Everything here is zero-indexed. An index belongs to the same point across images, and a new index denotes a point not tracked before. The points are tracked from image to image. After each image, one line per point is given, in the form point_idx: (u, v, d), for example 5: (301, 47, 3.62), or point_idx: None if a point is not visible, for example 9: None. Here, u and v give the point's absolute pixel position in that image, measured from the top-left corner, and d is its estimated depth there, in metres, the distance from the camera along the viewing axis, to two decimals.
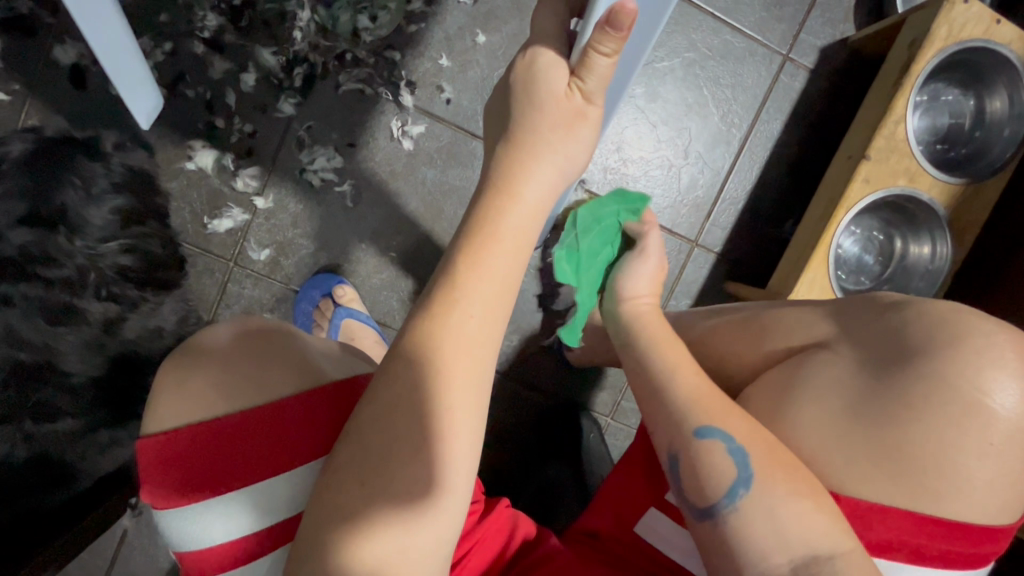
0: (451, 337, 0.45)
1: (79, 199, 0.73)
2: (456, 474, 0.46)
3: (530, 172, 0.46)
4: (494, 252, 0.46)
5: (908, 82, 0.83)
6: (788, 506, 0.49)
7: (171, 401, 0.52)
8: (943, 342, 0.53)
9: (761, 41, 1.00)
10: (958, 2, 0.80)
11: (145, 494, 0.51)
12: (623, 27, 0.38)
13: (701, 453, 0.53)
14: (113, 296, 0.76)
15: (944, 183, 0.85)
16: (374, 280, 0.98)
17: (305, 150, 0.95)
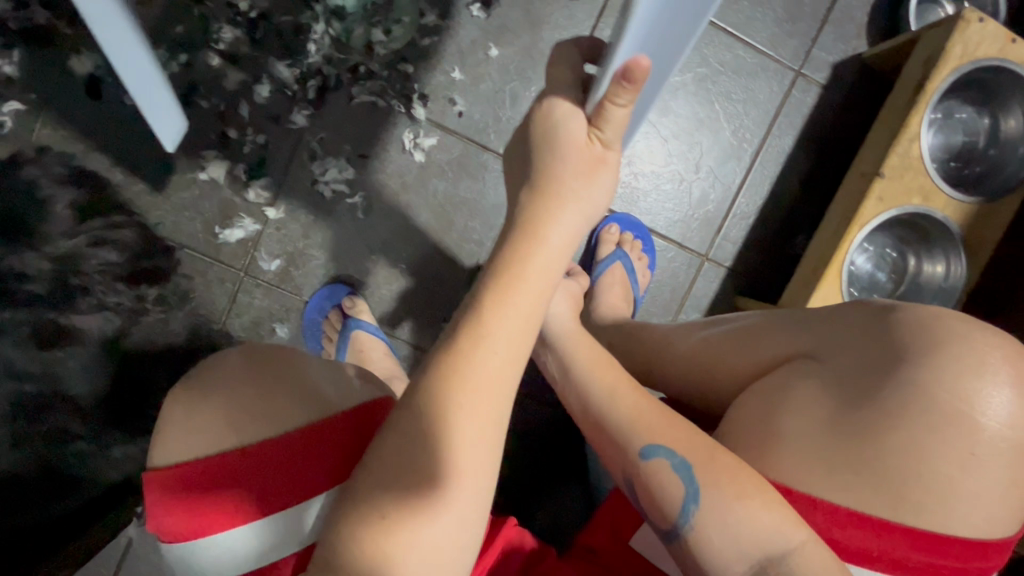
0: (477, 374, 0.45)
1: (32, 209, 0.84)
2: (466, 498, 0.45)
3: (555, 218, 0.46)
4: (519, 293, 0.46)
5: (922, 100, 0.83)
6: (743, 511, 0.49)
7: (181, 434, 0.53)
8: (925, 346, 0.52)
9: (773, 56, 1.00)
10: (973, 21, 0.80)
11: (153, 526, 0.51)
12: (639, 82, 0.38)
13: (648, 473, 0.53)
14: (101, 304, 0.87)
15: (959, 202, 0.85)
16: (384, 291, 0.98)
17: (317, 162, 0.95)
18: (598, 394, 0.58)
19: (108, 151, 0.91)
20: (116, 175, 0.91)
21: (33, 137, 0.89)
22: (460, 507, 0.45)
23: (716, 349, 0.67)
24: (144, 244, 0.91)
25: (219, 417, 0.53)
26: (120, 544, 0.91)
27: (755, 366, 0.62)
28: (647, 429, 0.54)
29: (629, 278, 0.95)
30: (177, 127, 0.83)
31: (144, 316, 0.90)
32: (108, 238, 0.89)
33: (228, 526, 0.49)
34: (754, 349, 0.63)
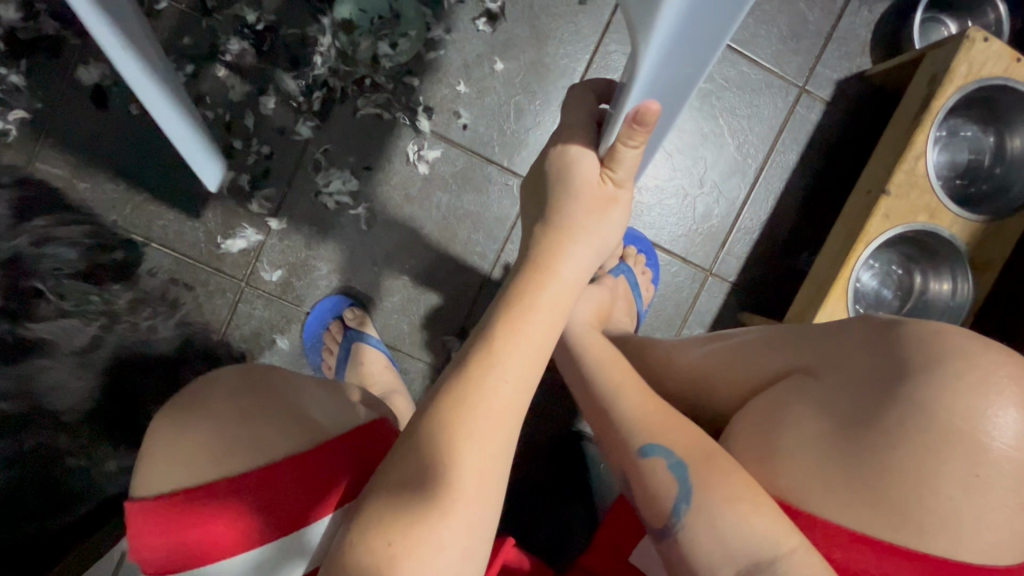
0: (481, 398, 0.45)
1: None
2: (454, 522, 0.43)
3: (568, 252, 0.47)
4: (531, 320, 0.46)
5: (927, 119, 0.83)
6: (733, 513, 0.48)
7: (161, 463, 0.50)
8: (925, 364, 0.50)
9: (778, 73, 1.00)
10: (977, 41, 0.80)
11: (136, 556, 0.50)
12: (649, 124, 0.39)
13: (645, 469, 0.54)
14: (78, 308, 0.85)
15: (965, 220, 0.84)
16: (386, 303, 0.98)
17: (322, 173, 0.95)
18: (620, 402, 0.58)
19: (112, 160, 0.91)
20: (120, 183, 0.92)
21: (38, 145, 0.89)
22: (466, 540, 0.43)
23: (716, 363, 0.67)
24: (100, 241, 0.90)
25: (219, 433, 0.51)
26: None
27: (756, 380, 0.61)
28: (649, 429, 0.55)
29: (633, 293, 0.93)
30: (216, 168, 0.87)
31: (117, 321, 0.88)
32: (61, 241, 0.86)
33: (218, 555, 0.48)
34: (752, 365, 0.62)
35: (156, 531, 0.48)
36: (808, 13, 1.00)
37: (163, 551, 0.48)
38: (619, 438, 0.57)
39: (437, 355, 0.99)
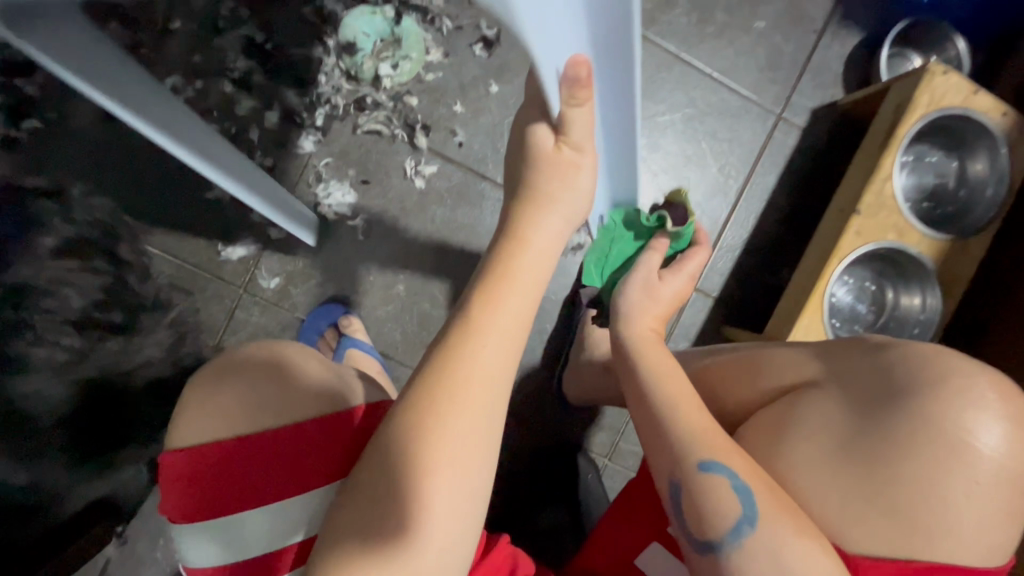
0: (468, 371, 0.50)
1: (16, 229, 0.66)
2: (442, 484, 0.49)
3: (538, 222, 0.49)
4: (507, 290, 0.50)
5: (893, 144, 0.88)
6: (800, 548, 0.48)
7: (191, 420, 0.58)
8: (926, 381, 0.51)
9: (756, 100, 1.07)
10: (938, 73, 0.86)
11: (169, 504, 0.57)
12: (584, 75, 0.40)
13: (700, 488, 0.52)
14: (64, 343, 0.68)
15: (931, 238, 0.89)
16: (379, 312, 1.01)
17: (322, 185, 0.99)
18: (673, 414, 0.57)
19: (118, 169, 0.95)
20: (125, 191, 0.95)
21: (48, 152, 0.93)
22: (463, 504, 0.50)
23: (721, 376, 0.68)
24: (109, 294, 0.74)
25: (240, 401, 0.58)
26: (100, 561, 0.98)
27: (764, 393, 0.62)
28: (705, 442, 0.53)
29: None
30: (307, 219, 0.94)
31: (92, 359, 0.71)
32: (68, 279, 0.69)
33: (241, 507, 0.55)
34: (759, 377, 0.64)
35: (176, 482, 0.57)
36: (784, 46, 1.07)
37: (181, 501, 0.57)
38: (670, 449, 0.55)
39: None
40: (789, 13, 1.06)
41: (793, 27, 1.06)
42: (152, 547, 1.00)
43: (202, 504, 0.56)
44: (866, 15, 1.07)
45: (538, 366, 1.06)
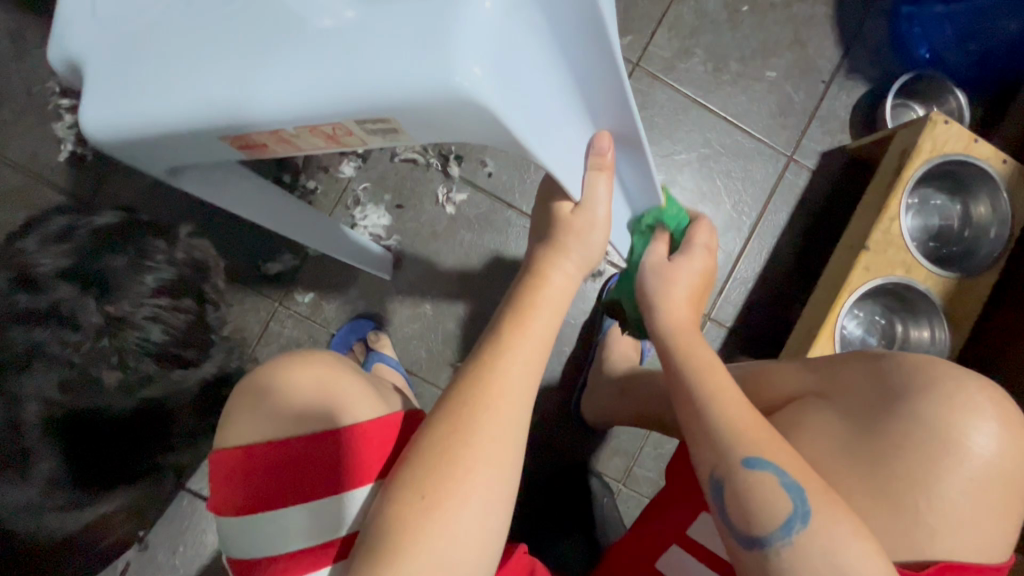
0: (498, 378, 0.53)
1: (125, 266, 0.65)
2: (471, 476, 0.51)
3: (558, 263, 0.55)
4: (536, 313, 0.55)
5: (898, 186, 0.94)
6: (859, 548, 0.46)
7: (240, 423, 0.63)
8: (919, 386, 0.54)
9: (768, 143, 1.14)
10: (939, 122, 0.92)
11: (214, 500, 0.61)
12: (603, 148, 0.50)
13: (751, 485, 0.50)
14: (127, 368, 0.67)
15: (938, 276, 0.93)
16: (406, 329, 1.06)
17: (359, 208, 1.06)
18: (712, 406, 0.54)
19: (172, 188, 1.02)
20: (177, 206, 1.02)
21: (111, 168, 1.01)
22: (486, 497, 0.51)
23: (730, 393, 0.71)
24: (187, 335, 0.73)
25: (281, 404, 0.63)
26: (119, 565, 1.00)
27: (771, 407, 0.66)
28: (749, 438, 0.51)
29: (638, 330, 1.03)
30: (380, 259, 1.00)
31: (153, 382, 0.72)
32: (156, 315, 0.67)
33: (282, 508, 0.59)
34: (763, 393, 0.67)
35: (219, 482, 0.61)
36: (793, 94, 1.14)
37: (222, 500, 0.60)
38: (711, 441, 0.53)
39: None
40: (799, 64, 1.14)
41: (803, 78, 1.14)
42: (170, 554, 1.02)
43: (246, 503, 0.59)
44: (871, 68, 1.14)
45: (556, 388, 1.09)
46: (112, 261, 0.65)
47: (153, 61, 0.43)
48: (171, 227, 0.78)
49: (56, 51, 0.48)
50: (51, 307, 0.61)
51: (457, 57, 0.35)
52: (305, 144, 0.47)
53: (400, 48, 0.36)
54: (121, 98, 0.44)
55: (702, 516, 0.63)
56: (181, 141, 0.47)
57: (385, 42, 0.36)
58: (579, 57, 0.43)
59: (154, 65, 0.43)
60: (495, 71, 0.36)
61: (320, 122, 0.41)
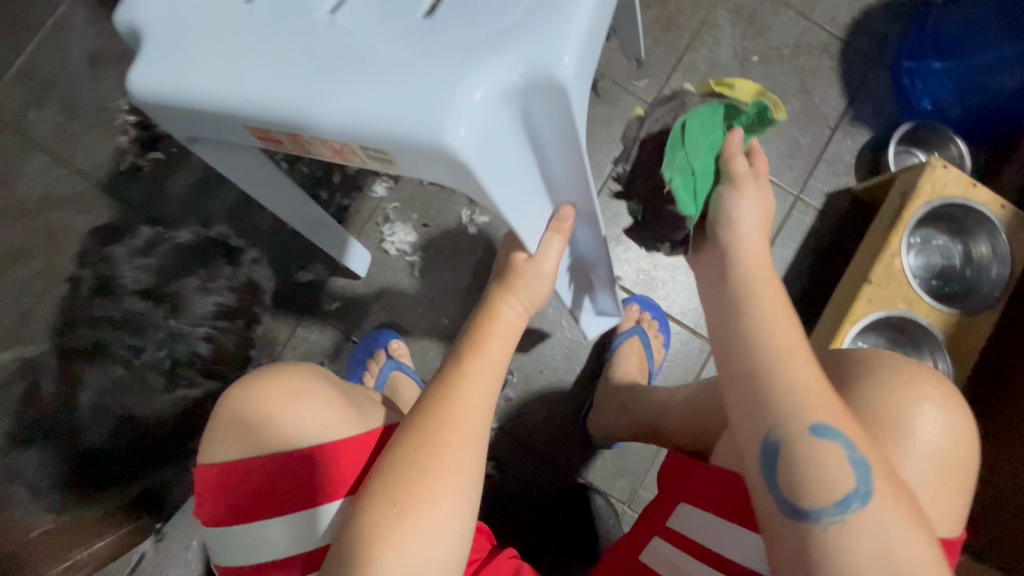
0: (463, 397, 0.59)
1: (193, 289, 1.07)
2: (442, 482, 0.56)
3: (509, 301, 0.63)
4: (494, 342, 0.62)
5: (900, 224, 0.98)
6: (911, 534, 0.46)
7: (219, 440, 0.66)
8: (864, 372, 0.58)
9: (777, 182, 1.20)
10: (938, 167, 0.98)
11: (201, 511, 0.66)
12: (567, 219, 0.61)
13: (818, 452, 0.48)
14: (178, 372, 1.04)
15: (939, 311, 0.97)
16: (425, 341, 1.12)
17: (388, 225, 1.13)
18: (776, 370, 0.52)
19: (217, 199, 1.11)
20: (221, 215, 1.10)
21: (164, 178, 1.10)
22: (456, 499, 0.57)
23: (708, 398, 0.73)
24: (225, 353, 1.06)
25: (261, 414, 0.66)
26: (136, 554, 1.00)
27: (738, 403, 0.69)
28: (816, 404, 0.50)
29: (645, 352, 1.08)
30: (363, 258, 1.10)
31: (183, 384, 1.04)
32: (210, 330, 1.06)
33: (259, 521, 0.63)
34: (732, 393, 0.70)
35: (203, 496, 0.65)
36: (801, 138, 1.21)
37: (207, 511, 0.65)
38: (758, 403, 0.52)
39: None
40: (806, 111, 1.21)
41: (809, 123, 1.21)
42: (183, 550, 1.01)
43: (227, 515, 0.64)
44: (875, 117, 1.21)
45: (565, 407, 1.12)
46: (184, 284, 1.07)
47: (198, 53, 0.52)
48: (240, 250, 1.10)
49: (123, 20, 0.56)
50: (124, 319, 1.04)
51: (450, 121, 0.45)
52: (317, 151, 0.56)
53: (406, 103, 0.46)
54: (165, 71, 0.52)
55: (682, 506, 0.65)
56: (205, 121, 0.55)
57: (398, 93, 0.46)
58: (553, 146, 0.53)
59: (197, 56, 0.52)
60: (478, 134, 0.47)
61: (331, 139, 0.50)
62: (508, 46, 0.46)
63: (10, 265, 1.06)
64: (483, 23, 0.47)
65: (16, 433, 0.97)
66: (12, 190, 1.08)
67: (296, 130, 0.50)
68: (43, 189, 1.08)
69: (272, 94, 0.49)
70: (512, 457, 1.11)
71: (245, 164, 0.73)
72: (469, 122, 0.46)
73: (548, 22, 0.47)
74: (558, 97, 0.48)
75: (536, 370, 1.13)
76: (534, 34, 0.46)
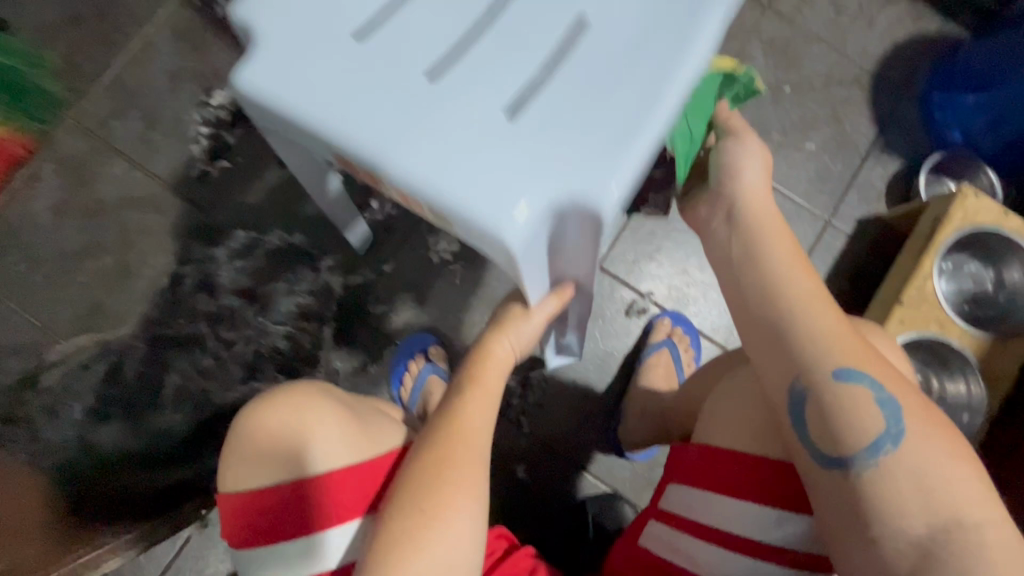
0: (467, 421, 0.65)
1: (283, 291, 1.15)
2: (463, 488, 0.61)
3: (500, 343, 0.68)
4: (488, 375, 0.68)
5: (930, 250, 1.01)
6: (954, 470, 0.49)
7: (236, 467, 0.71)
8: None
9: (808, 206, 1.23)
10: (969, 195, 1.01)
11: (226, 534, 0.71)
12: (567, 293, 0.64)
13: (844, 396, 0.53)
14: (252, 372, 1.11)
15: (971, 335, 0.99)
16: (464, 347, 1.17)
17: (433, 235, 1.19)
18: (801, 319, 0.56)
19: (276, 205, 1.19)
20: (279, 221, 1.18)
21: (228, 184, 1.19)
22: (477, 503, 0.61)
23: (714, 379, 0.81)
24: (297, 353, 1.13)
25: (285, 431, 0.69)
26: (182, 537, 1.08)
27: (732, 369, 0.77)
28: (839, 351, 0.54)
29: (674, 364, 1.11)
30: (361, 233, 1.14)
31: (260, 377, 1.11)
32: (294, 328, 1.14)
33: (277, 544, 0.68)
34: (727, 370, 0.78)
35: (226, 520, 0.70)
36: (832, 164, 1.25)
37: (232, 533, 0.70)
38: (787, 352, 0.56)
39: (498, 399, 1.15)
40: (837, 139, 1.26)
41: (840, 150, 1.25)
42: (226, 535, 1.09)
43: (249, 539, 0.69)
44: (906, 147, 1.25)
45: (596, 416, 1.16)
46: (277, 286, 1.15)
47: (301, 73, 0.53)
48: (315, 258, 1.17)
49: (238, 13, 0.55)
50: (221, 314, 1.12)
51: (509, 220, 0.49)
52: (378, 182, 0.59)
53: (476, 193, 0.49)
54: (264, 71, 0.53)
55: (671, 489, 0.71)
56: (281, 124, 0.57)
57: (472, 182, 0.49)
58: (587, 252, 0.57)
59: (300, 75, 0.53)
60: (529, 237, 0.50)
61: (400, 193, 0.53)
62: (576, 163, 0.50)
63: (86, 259, 1.15)
64: (571, 135, 0.50)
65: (97, 408, 1.07)
66: (92, 190, 1.17)
67: (373, 171, 0.53)
68: (121, 192, 1.18)
69: (363, 141, 0.51)
70: (543, 464, 1.14)
71: (301, 153, 0.73)
72: (526, 220, 0.49)
73: (621, 146, 0.50)
74: (594, 224, 0.51)
75: (568, 379, 1.17)
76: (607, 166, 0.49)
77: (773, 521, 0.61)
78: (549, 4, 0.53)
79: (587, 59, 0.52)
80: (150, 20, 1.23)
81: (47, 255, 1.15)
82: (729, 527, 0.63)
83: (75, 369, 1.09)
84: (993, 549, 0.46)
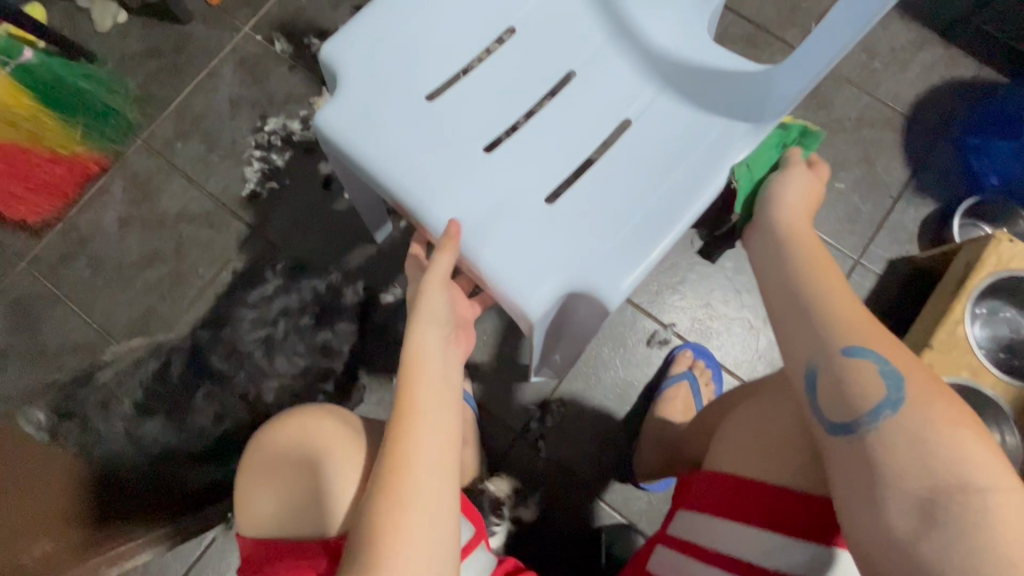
0: (413, 433, 0.62)
1: (282, 338, 1.15)
2: (427, 493, 0.60)
3: (429, 337, 0.66)
4: (424, 375, 0.64)
5: (963, 294, 1.00)
6: (958, 440, 0.48)
7: (249, 501, 0.74)
8: None
9: (836, 246, 1.23)
10: (1004, 240, 0.99)
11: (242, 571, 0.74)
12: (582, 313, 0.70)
13: (849, 370, 0.53)
14: (256, 399, 1.11)
15: (1005, 383, 0.97)
16: (485, 368, 1.19)
17: None
18: (815, 287, 0.58)
19: (316, 225, 1.26)
20: (320, 240, 1.26)
21: (276, 204, 1.27)
22: (441, 508, 0.61)
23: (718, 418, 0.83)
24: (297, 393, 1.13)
25: (295, 460, 0.73)
26: (208, 538, 1.13)
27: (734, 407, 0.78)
28: (850, 331, 0.55)
29: (693, 397, 1.12)
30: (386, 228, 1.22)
31: (266, 405, 1.11)
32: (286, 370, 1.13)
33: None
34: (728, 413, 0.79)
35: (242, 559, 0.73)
36: (862, 205, 1.25)
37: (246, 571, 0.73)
38: (802, 312, 0.57)
39: (518, 422, 1.17)
40: (868, 180, 1.26)
41: (871, 191, 1.25)
42: None
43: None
44: (940, 190, 1.24)
45: (615, 446, 1.16)
46: (277, 328, 1.16)
47: (388, 152, 0.69)
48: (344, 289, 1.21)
49: (327, 55, 0.71)
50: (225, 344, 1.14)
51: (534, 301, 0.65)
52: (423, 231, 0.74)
53: (508, 274, 0.66)
54: (350, 127, 0.69)
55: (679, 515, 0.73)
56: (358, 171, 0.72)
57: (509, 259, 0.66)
58: (592, 315, 0.70)
59: (383, 136, 0.69)
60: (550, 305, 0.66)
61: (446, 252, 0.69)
62: (587, 267, 0.66)
63: (143, 267, 1.24)
64: (586, 236, 0.67)
65: (143, 404, 1.08)
66: (154, 204, 1.28)
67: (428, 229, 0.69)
68: (179, 207, 1.27)
69: (427, 208, 0.68)
70: (558, 491, 1.14)
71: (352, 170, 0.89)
72: (546, 302, 0.65)
73: (625, 242, 0.66)
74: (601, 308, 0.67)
75: (588, 406, 1.18)
76: (611, 264, 0.66)
77: (780, 545, 0.62)
78: (577, 120, 0.72)
79: (611, 180, 0.69)
80: (217, 53, 1.35)
81: (109, 261, 1.25)
82: (741, 554, 0.64)
83: (127, 367, 1.16)
84: (997, 513, 0.45)
